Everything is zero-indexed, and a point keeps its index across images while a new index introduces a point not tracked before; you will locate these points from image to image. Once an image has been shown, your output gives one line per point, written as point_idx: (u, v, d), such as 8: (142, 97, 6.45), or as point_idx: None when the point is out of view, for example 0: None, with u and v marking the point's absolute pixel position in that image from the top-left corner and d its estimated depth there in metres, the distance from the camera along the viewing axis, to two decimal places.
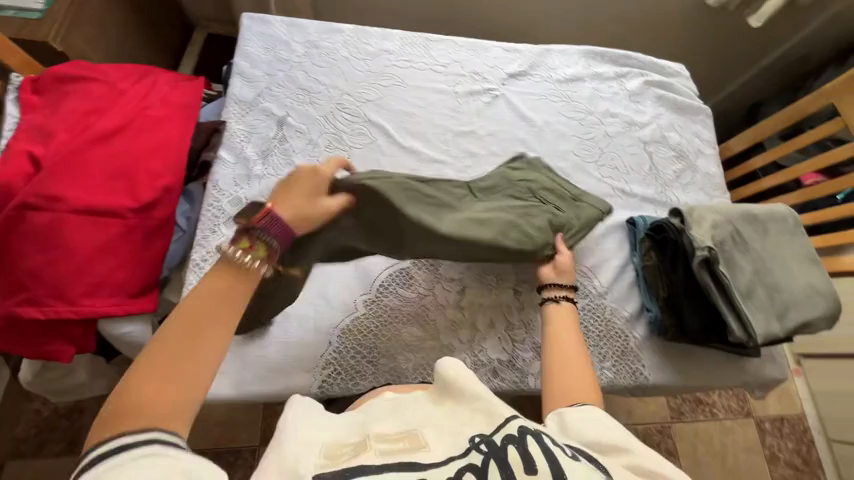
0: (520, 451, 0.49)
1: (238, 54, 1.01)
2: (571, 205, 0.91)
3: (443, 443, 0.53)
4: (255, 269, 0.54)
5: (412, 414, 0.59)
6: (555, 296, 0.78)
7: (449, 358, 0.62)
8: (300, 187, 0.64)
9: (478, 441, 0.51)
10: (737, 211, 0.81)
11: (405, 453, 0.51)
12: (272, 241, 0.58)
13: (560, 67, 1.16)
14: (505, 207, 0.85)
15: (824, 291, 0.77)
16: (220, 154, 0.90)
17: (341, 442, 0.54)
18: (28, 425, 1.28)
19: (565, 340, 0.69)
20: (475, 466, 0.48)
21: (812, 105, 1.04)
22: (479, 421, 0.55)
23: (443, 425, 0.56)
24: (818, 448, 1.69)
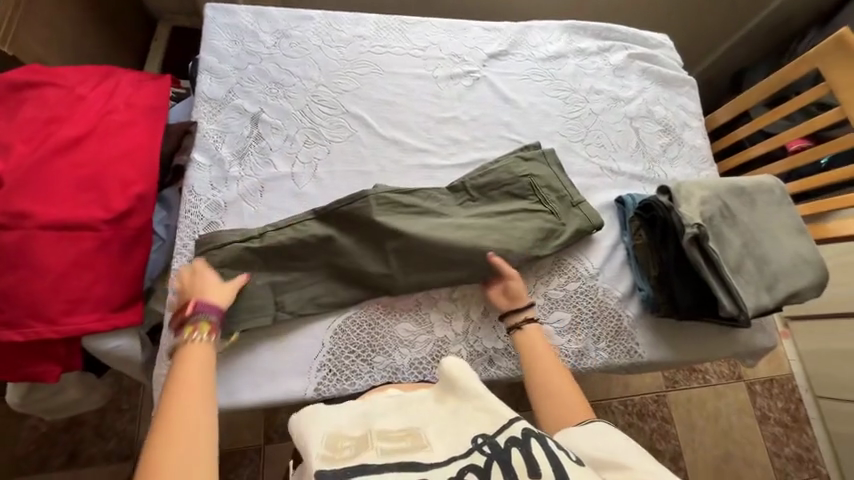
0: (524, 454, 0.51)
1: (204, 49, 0.95)
2: (565, 207, 0.90)
3: (445, 441, 0.56)
4: (207, 342, 0.67)
5: (415, 412, 0.61)
6: (517, 323, 0.80)
7: (449, 358, 0.64)
8: (202, 283, 0.74)
9: (481, 443, 0.54)
10: (725, 185, 0.81)
11: (408, 455, 0.54)
12: (210, 316, 0.69)
13: (541, 44, 1.13)
14: (491, 213, 0.88)
15: (811, 260, 0.78)
16: (193, 157, 0.86)
17: (345, 432, 0.57)
18: (26, 443, 1.27)
19: (543, 365, 0.75)
20: (477, 466, 0.51)
21: (796, 71, 1.03)
22: (480, 418, 0.57)
23: (446, 424, 0.58)
24: (806, 405, 1.76)
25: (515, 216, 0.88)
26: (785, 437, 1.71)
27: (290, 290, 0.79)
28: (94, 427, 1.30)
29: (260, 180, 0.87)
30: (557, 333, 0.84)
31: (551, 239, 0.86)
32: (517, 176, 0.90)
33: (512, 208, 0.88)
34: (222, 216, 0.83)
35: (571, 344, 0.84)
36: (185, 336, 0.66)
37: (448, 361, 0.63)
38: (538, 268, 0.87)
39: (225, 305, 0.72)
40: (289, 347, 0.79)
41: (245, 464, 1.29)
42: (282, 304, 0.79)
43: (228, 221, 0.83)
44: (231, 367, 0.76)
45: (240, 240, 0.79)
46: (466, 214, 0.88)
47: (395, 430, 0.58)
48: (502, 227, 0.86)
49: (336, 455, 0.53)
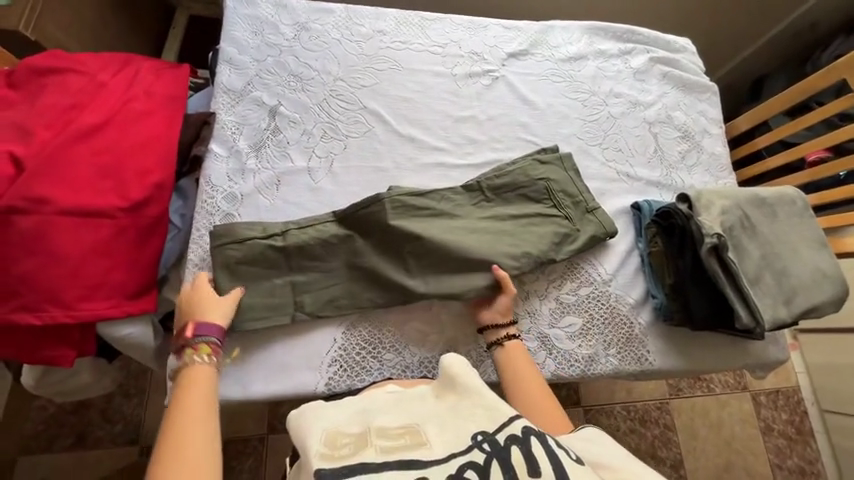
0: (523, 452, 0.51)
1: (224, 39, 0.95)
2: (579, 212, 0.89)
3: (444, 437, 0.56)
4: (207, 366, 0.69)
5: (415, 408, 0.62)
6: (497, 339, 0.79)
7: (451, 354, 0.64)
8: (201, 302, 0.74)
9: (480, 440, 0.54)
10: (745, 194, 0.79)
11: (408, 452, 0.54)
12: (209, 338, 0.70)
13: (562, 45, 1.12)
14: (504, 215, 0.87)
15: (831, 274, 0.77)
16: (211, 148, 0.87)
17: (345, 430, 0.58)
18: (36, 422, 1.29)
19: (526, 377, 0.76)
20: (476, 464, 0.51)
21: (823, 81, 1.00)
22: (479, 416, 0.57)
23: (446, 421, 0.58)
24: (811, 419, 1.74)
25: (529, 220, 0.87)
26: (787, 450, 1.70)
27: (303, 284, 0.80)
28: (102, 410, 1.32)
29: (277, 173, 0.87)
30: (567, 337, 0.84)
31: (564, 245, 0.86)
32: (534, 179, 0.90)
33: (526, 211, 0.88)
34: (238, 208, 0.84)
35: (581, 350, 0.84)
36: (190, 358, 0.69)
37: (448, 358, 0.64)
38: (551, 271, 0.87)
39: (224, 323, 0.73)
40: (301, 341, 0.79)
41: (249, 452, 1.31)
42: (295, 298, 0.79)
43: (244, 213, 0.84)
44: (242, 359, 0.77)
45: (263, 237, 0.79)
46: (479, 216, 0.87)
47: (395, 426, 0.58)
48: (518, 231, 0.86)
49: (335, 454, 0.54)
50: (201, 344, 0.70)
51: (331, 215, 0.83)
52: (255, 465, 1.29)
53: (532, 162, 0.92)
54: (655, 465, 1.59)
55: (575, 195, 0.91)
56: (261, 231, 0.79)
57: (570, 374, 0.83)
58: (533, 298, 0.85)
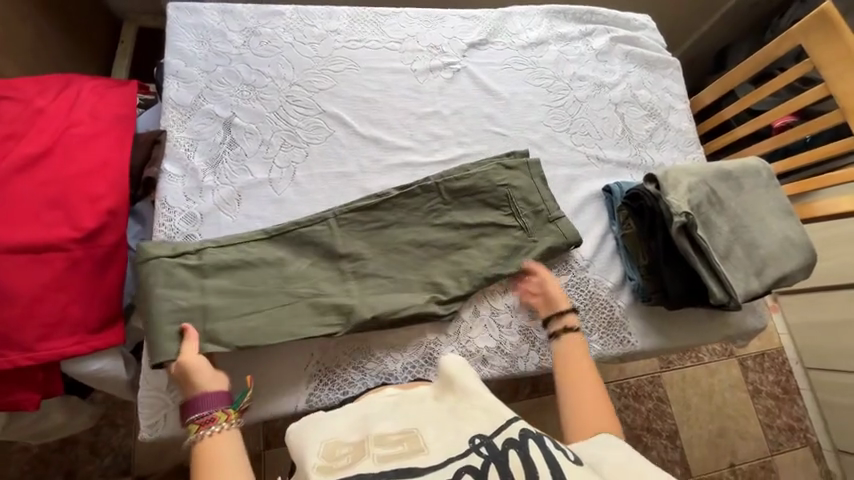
0: (521, 456, 0.52)
1: (168, 52, 0.91)
2: (540, 223, 0.87)
3: (443, 440, 0.54)
4: (234, 427, 0.66)
5: (412, 409, 0.60)
6: (559, 328, 0.80)
7: (451, 357, 0.63)
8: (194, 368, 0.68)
9: (478, 444, 0.53)
10: (711, 170, 0.79)
11: (405, 461, 0.52)
12: (222, 403, 0.67)
13: (522, 31, 1.10)
14: (460, 223, 0.85)
15: (799, 242, 0.78)
16: (164, 168, 0.83)
17: (343, 439, 0.57)
18: (19, 465, 1.24)
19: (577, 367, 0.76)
20: (475, 468, 0.51)
21: (780, 49, 1.01)
22: (478, 418, 0.56)
23: (444, 425, 0.57)
24: (796, 377, 1.80)
25: (484, 226, 0.86)
26: (776, 410, 1.75)
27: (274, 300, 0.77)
28: (88, 445, 1.28)
29: (237, 188, 0.83)
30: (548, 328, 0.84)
31: (515, 256, 0.85)
32: (496, 185, 0.87)
33: (483, 219, 0.86)
34: (199, 228, 0.80)
35: None
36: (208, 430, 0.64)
37: (446, 361, 0.63)
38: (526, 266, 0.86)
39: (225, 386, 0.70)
40: (275, 357, 0.77)
41: None
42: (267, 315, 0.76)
43: (205, 233, 0.80)
44: None
45: (174, 255, 0.74)
46: (431, 222, 0.85)
47: (394, 432, 0.56)
48: (469, 242, 0.85)
49: (333, 465, 0.53)
50: (219, 410, 0.66)
51: (264, 231, 0.79)
52: None
53: (495, 164, 0.90)
54: (652, 439, 1.62)
55: (537, 204, 0.88)
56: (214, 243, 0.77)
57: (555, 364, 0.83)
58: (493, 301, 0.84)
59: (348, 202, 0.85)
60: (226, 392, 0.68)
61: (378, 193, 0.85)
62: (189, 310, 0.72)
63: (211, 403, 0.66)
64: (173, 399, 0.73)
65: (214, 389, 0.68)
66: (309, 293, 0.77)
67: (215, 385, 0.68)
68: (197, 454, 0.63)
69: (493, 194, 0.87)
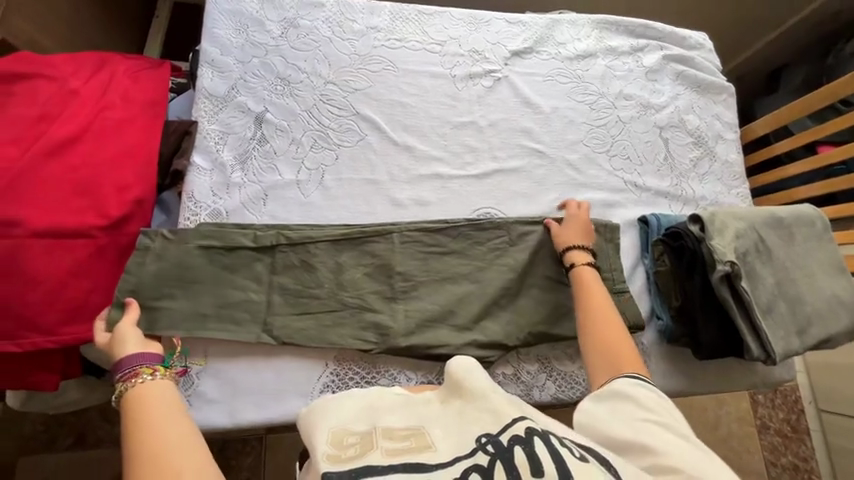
0: (527, 452, 0.48)
1: (205, 38, 0.88)
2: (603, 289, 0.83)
3: (451, 443, 0.52)
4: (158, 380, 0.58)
5: (418, 410, 0.59)
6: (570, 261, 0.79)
7: (459, 358, 0.63)
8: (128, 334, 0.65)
9: (485, 442, 0.51)
10: (761, 216, 0.75)
11: (411, 457, 0.50)
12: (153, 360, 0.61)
13: (569, 41, 1.04)
14: (519, 264, 0.84)
15: (848, 303, 0.73)
16: (194, 160, 0.81)
17: (350, 428, 0.55)
18: (35, 422, 1.29)
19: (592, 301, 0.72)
20: (480, 466, 0.48)
21: (851, 86, 0.93)
22: (483, 420, 0.54)
23: (449, 427, 0.55)
24: (807, 417, 1.75)
25: (531, 263, 0.84)
26: (782, 447, 1.71)
27: (292, 306, 0.76)
28: (101, 411, 1.32)
29: (264, 187, 0.82)
30: (567, 358, 0.82)
31: (542, 283, 0.84)
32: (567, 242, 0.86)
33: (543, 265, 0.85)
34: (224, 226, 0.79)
35: (582, 371, 0.82)
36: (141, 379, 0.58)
37: (455, 363, 0.61)
38: (569, 344, 0.83)
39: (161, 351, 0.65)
40: (290, 364, 0.75)
41: (247, 452, 1.30)
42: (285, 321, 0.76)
43: None
44: (228, 383, 0.72)
45: (254, 247, 0.77)
46: (493, 265, 0.84)
47: (399, 428, 0.55)
48: (491, 263, 0.83)
49: (341, 454, 0.50)
50: (145, 367, 0.60)
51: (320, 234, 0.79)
52: (255, 464, 1.29)
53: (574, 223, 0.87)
54: None
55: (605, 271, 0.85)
56: (252, 240, 0.77)
57: (571, 397, 0.81)
58: (506, 334, 0.79)
59: (414, 220, 0.85)
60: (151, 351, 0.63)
61: (448, 220, 0.85)
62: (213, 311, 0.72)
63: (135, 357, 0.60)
64: (188, 397, 0.70)
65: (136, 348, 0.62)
66: (342, 303, 0.77)
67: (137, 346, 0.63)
68: (124, 402, 0.55)
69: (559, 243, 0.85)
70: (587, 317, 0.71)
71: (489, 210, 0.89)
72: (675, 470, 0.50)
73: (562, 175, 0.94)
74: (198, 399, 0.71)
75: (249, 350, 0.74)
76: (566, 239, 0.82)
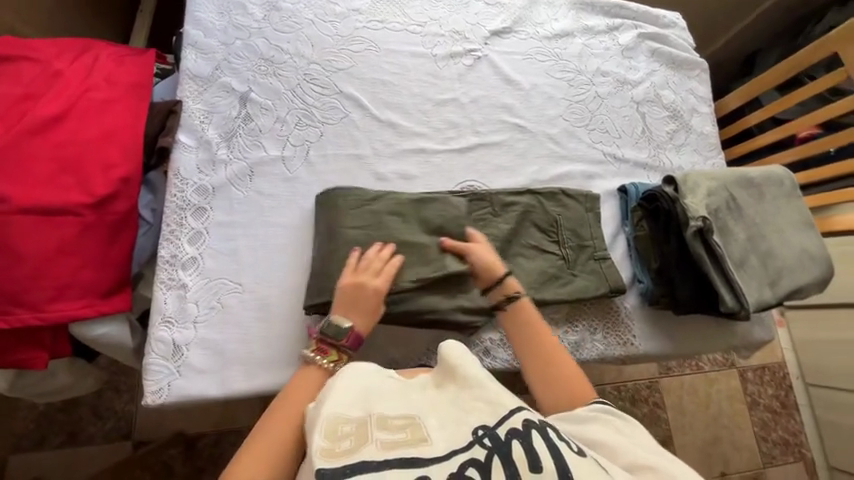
0: (525, 446, 0.51)
1: (188, 22, 0.90)
2: (584, 256, 0.85)
3: (446, 434, 0.54)
4: None
5: (414, 398, 0.60)
6: (499, 300, 0.77)
7: (452, 343, 0.64)
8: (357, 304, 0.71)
9: (482, 435, 0.52)
10: (732, 176, 0.77)
11: (408, 449, 0.51)
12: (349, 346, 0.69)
13: (547, 22, 1.07)
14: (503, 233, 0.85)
15: (817, 255, 0.76)
16: (179, 138, 0.82)
17: (347, 416, 0.56)
18: (25, 421, 1.27)
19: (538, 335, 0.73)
20: (477, 460, 0.50)
21: (814, 56, 0.97)
22: (479, 410, 0.56)
23: (444, 415, 0.57)
24: (795, 392, 1.79)
25: (514, 231, 0.86)
26: (772, 423, 1.74)
27: (281, 277, 0.78)
28: (92, 407, 1.31)
29: (250, 164, 0.83)
30: (553, 322, 0.84)
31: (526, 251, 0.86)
32: (548, 211, 0.87)
33: (528, 234, 0.86)
34: (210, 201, 0.80)
35: (568, 335, 0.84)
36: None
37: (447, 346, 0.63)
38: (555, 308, 0.85)
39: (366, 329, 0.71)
40: (279, 334, 0.75)
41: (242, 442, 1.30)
42: (273, 292, 0.77)
43: (217, 207, 0.80)
44: (218, 355, 0.73)
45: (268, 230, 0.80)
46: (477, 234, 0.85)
47: (395, 416, 0.56)
48: None
49: (335, 448, 0.51)
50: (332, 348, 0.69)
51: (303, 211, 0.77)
52: None
53: (555, 193, 0.89)
54: None
55: (585, 238, 0.87)
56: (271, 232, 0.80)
57: None
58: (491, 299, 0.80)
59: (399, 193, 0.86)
60: (360, 330, 0.70)
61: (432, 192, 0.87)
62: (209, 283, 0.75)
63: (345, 332, 0.69)
64: (178, 369, 0.71)
65: (357, 323, 0.70)
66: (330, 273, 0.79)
67: (362, 321, 0.71)
68: None
69: (541, 214, 0.87)
70: (530, 350, 0.72)
71: (472, 183, 0.91)
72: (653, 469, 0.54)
73: (543, 148, 0.96)
74: (188, 369, 0.71)
75: (238, 322, 0.74)
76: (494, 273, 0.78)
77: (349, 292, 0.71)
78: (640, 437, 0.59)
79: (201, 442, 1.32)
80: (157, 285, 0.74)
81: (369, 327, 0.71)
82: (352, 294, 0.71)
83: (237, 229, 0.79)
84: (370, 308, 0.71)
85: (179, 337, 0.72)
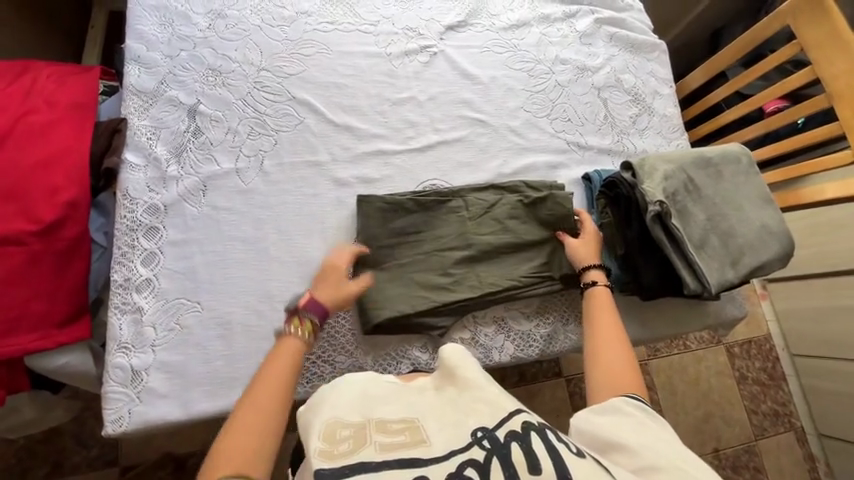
0: (523, 448, 0.48)
1: (129, 36, 0.87)
2: (553, 247, 0.84)
3: (444, 433, 0.51)
4: None
5: (415, 398, 0.58)
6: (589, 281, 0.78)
7: (453, 346, 0.60)
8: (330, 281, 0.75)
9: (480, 437, 0.50)
10: (689, 157, 0.77)
11: (407, 452, 0.49)
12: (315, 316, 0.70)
13: (503, 13, 1.06)
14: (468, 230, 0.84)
15: (777, 231, 0.76)
16: (125, 157, 0.79)
17: (345, 419, 0.54)
18: (5, 456, 1.23)
19: (602, 320, 0.74)
20: (476, 461, 0.48)
21: (768, 30, 0.96)
22: (479, 411, 0.54)
23: (445, 417, 0.54)
24: (782, 363, 1.81)
25: (479, 227, 0.84)
26: (761, 395, 1.76)
27: (242, 292, 0.76)
28: (75, 436, 1.28)
29: (202, 178, 0.80)
30: (523, 317, 0.83)
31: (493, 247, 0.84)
32: (514, 204, 0.86)
33: (495, 230, 0.85)
34: (162, 220, 0.77)
35: (540, 329, 0.83)
36: None
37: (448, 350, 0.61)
38: (525, 302, 0.84)
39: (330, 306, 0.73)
40: (242, 351, 0.73)
41: None
42: (234, 308, 0.75)
43: (169, 225, 0.77)
44: (180, 376, 0.71)
45: (226, 245, 0.78)
46: (440, 234, 0.83)
47: (394, 420, 0.54)
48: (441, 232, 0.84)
49: (334, 449, 0.50)
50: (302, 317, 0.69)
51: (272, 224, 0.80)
52: None
53: (518, 186, 0.88)
54: None
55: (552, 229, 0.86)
56: (229, 246, 0.78)
57: (529, 355, 0.82)
58: (460, 297, 0.79)
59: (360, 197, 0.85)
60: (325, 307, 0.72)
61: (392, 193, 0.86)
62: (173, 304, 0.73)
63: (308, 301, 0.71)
64: (138, 395, 0.69)
65: (323, 299, 0.72)
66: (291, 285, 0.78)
67: (329, 299, 0.73)
68: None
69: (505, 208, 0.86)
70: (597, 334, 0.72)
71: (434, 181, 0.90)
72: (655, 469, 0.51)
73: (506, 141, 0.95)
74: (149, 395, 0.69)
75: (199, 342, 0.73)
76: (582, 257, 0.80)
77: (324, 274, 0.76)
78: (650, 439, 0.55)
79: (190, 461, 1.30)
80: (112, 310, 0.72)
81: (337, 304, 0.73)
82: (325, 278, 0.75)
83: (192, 246, 0.77)
84: (336, 288, 0.74)
85: (137, 362, 0.70)
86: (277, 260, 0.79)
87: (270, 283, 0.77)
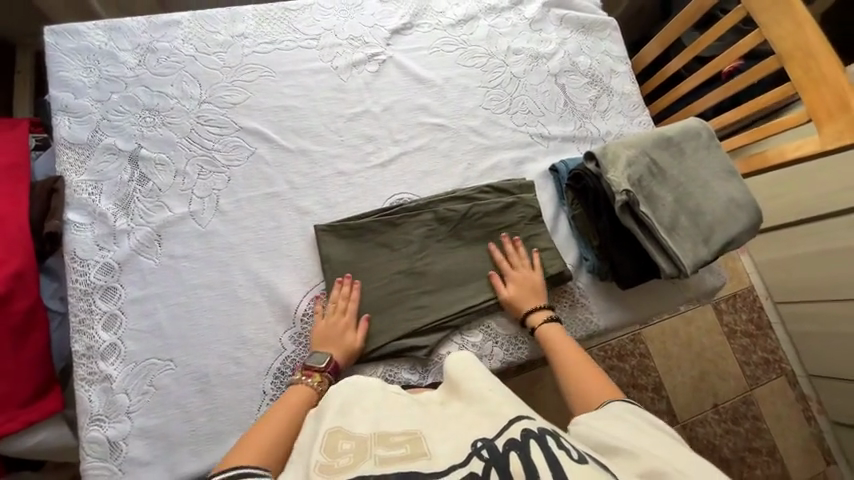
0: (522, 457, 0.46)
1: (52, 84, 0.81)
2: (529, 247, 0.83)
3: (447, 446, 0.49)
4: None
5: (418, 410, 0.57)
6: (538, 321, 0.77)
7: (460, 355, 0.62)
8: (336, 328, 0.73)
9: (480, 447, 0.48)
10: (650, 139, 0.77)
11: (408, 464, 0.46)
12: (327, 367, 0.70)
13: (448, 9, 1.02)
14: (442, 241, 0.83)
15: (745, 203, 0.76)
16: (67, 217, 0.75)
17: (349, 430, 0.52)
18: None
19: (559, 346, 0.74)
20: (475, 474, 0.45)
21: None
22: (481, 422, 0.52)
23: (447, 430, 0.52)
24: (767, 312, 1.86)
25: (453, 238, 0.83)
26: (752, 346, 1.81)
27: (215, 341, 0.73)
28: None
29: (155, 228, 0.76)
30: (509, 321, 0.82)
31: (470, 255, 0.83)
32: (485, 208, 0.84)
33: (468, 239, 0.84)
34: (118, 278, 0.73)
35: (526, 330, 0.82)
36: None
37: (454, 357, 0.61)
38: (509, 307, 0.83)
39: (341, 356, 0.72)
40: (224, 404, 0.70)
41: None
42: (210, 359, 0.72)
43: (127, 282, 0.73)
44: (163, 439, 0.68)
45: (190, 294, 0.74)
46: (414, 250, 0.81)
47: (396, 433, 0.51)
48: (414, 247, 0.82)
49: (334, 464, 0.47)
50: (317, 372, 0.69)
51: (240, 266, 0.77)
52: None
53: (484, 189, 0.87)
54: (638, 394, 1.66)
55: (525, 227, 0.85)
56: (193, 296, 0.74)
57: (519, 356, 0.81)
58: (444, 313, 0.78)
59: (326, 222, 0.82)
60: (337, 360, 0.72)
61: (360, 214, 0.83)
62: (145, 366, 0.70)
63: (324, 359, 0.70)
64: (120, 467, 0.66)
65: (336, 352, 0.72)
66: (266, 327, 0.75)
67: (340, 352, 0.72)
68: None
69: (475, 212, 0.84)
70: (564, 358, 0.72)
71: (401, 195, 0.87)
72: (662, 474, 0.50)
73: (468, 143, 0.93)
74: (131, 464, 0.66)
75: (177, 401, 0.69)
76: (518, 304, 0.78)
77: (330, 319, 0.74)
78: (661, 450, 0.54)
79: None
80: (78, 383, 0.68)
81: (347, 354, 0.73)
82: (334, 323, 0.73)
83: (155, 302, 0.73)
84: (342, 336, 0.73)
85: (114, 432, 0.67)
86: (248, 302, 0.75)
87: (243, 326, 0.74)
